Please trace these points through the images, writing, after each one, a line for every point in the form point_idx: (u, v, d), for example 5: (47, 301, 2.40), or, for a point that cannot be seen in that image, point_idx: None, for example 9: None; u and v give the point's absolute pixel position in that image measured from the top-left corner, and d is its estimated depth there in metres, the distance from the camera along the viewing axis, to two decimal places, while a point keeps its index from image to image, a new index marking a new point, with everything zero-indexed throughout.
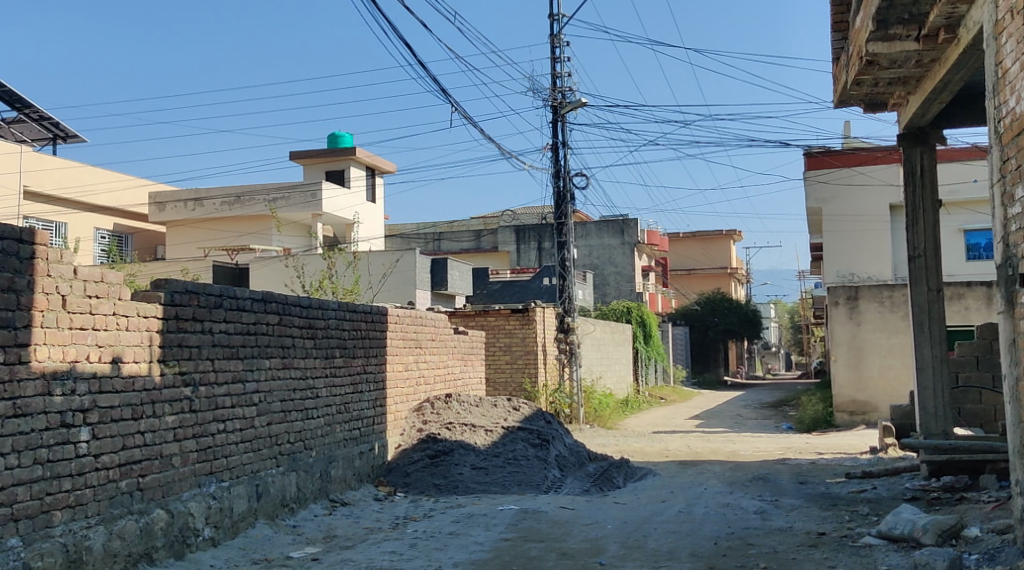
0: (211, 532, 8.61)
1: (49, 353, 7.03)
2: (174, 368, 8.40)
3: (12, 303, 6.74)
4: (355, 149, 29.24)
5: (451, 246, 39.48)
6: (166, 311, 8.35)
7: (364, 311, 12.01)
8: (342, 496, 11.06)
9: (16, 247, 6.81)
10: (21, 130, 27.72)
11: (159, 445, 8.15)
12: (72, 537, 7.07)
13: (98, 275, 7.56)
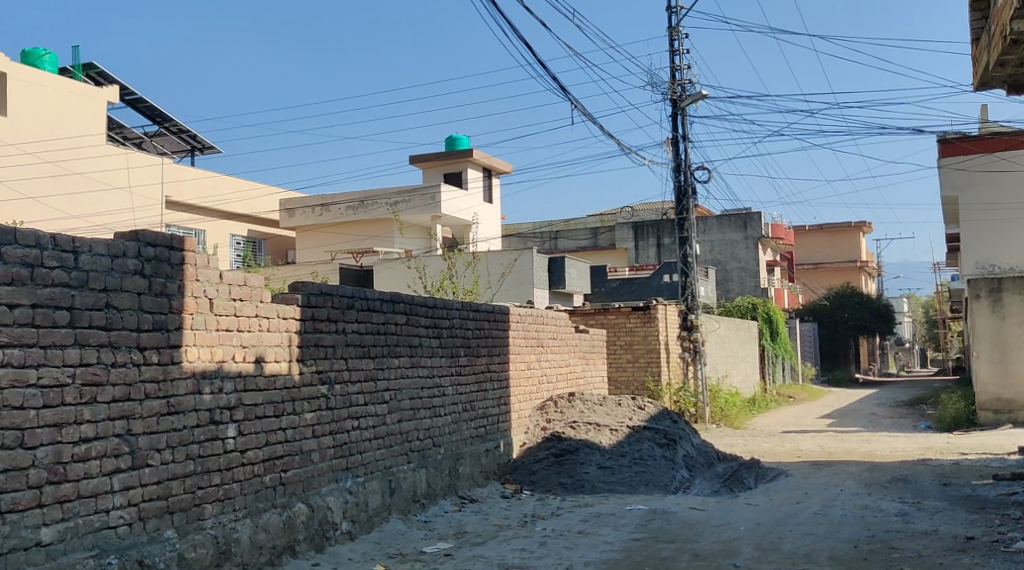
0: (348, 526, 8.84)
1: (198, 354, 7.33)
2: (311, 367, 8.64)
3: (164, 306, 7.03)
4: (472, 149, 29.48)
5: (569, 244, 39.53)
6: (303, 313, 8.61)
7: (486, 310, 12.11)
8: (471, 493, 11.19)
9: (168, 253, 7.09)
10: (162, 143, 29.04)
11: (299, 441, 8.41)
12: (222, 530, 7.35)
13: (241, 278, 7.84)
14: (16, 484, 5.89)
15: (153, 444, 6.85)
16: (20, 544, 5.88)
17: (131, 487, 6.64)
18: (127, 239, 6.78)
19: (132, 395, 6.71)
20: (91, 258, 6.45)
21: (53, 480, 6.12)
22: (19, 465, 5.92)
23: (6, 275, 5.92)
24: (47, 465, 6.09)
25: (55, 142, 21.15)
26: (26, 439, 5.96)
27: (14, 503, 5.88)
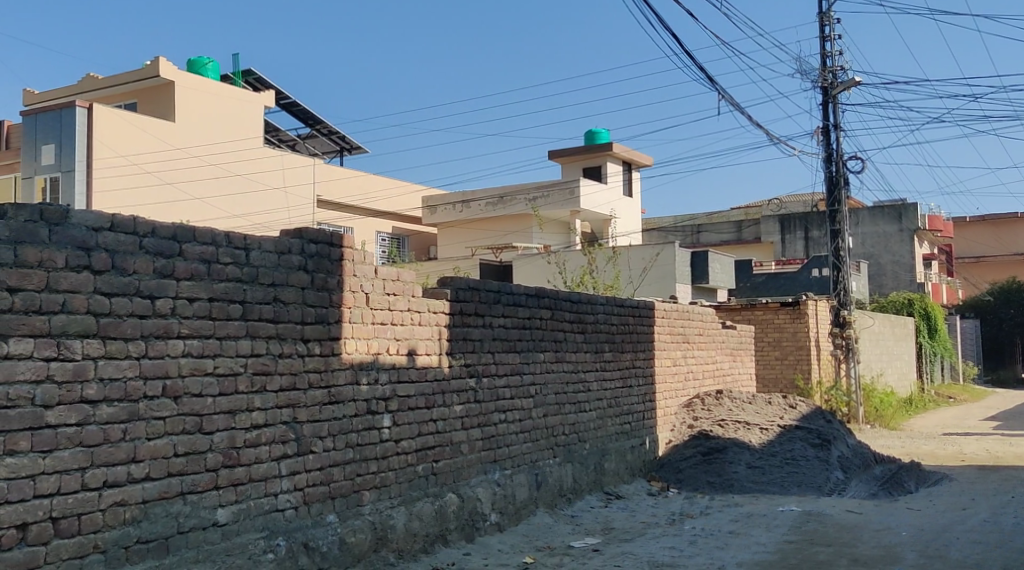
0: (497, 517, 8.97)
1: (356, 346, 7.58)
2: (460, 360, 8.81)
3: (325, 300, 7.30)
4: (612, 144, 29.33)
5: (712, 238, 38.90)
6: (452, 307, 8.77)
7: (631, 305, 12.04)
8: (616, 489, 11.16)
9: (328, 249, 7.36)
10: (314, 145, 30.10)
11: (450, 433, 8.58)
12: (379, 516, 7.58)
13: (396, 273, 8.06)
14: (195, 467, 6.19)
15: (316, 431, 7.13)
16: (199, 524, 6.17)
17: (296, 472, 6.93)
18: (292, 236, 7.08)
19: (297, 385, 7.00)
20: (260, 254, 6.75)
21: (228, 464, 6.42)
22: (198, 449, 6.23)
23: (186, 270, 6.22)
24: (222, 449, 6.39)
25: (219, 144, 22.24)
26: (204, 424, 6.27)
27: (194, 484, 6.18)
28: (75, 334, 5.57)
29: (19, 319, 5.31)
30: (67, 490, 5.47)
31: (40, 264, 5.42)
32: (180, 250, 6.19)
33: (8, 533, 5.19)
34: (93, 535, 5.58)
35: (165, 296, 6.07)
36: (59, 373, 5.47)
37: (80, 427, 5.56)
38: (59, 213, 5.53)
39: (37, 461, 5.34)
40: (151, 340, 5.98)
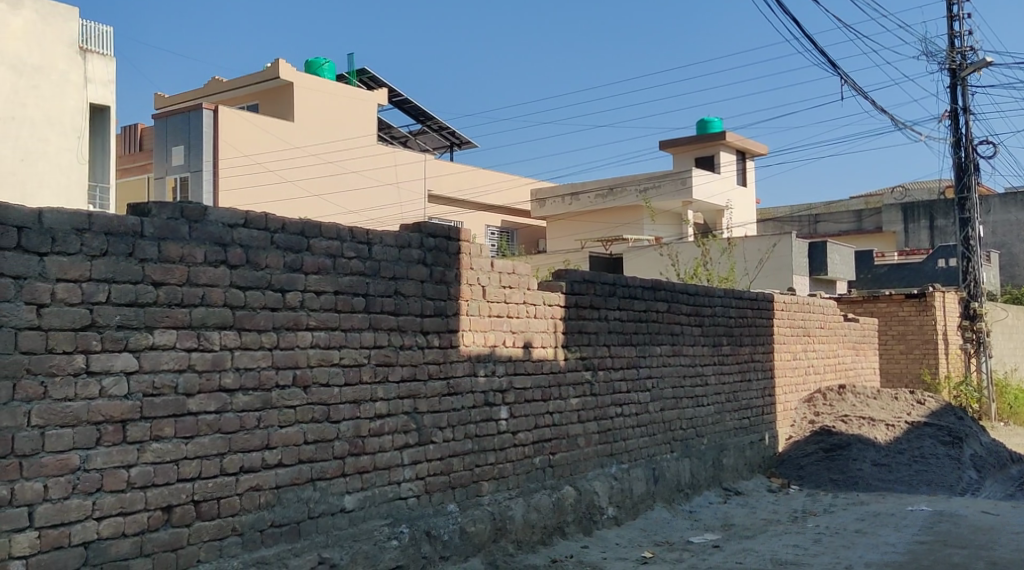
0: (614, 511, 8.95)
1: (474, 339, 7.66)
2: (576, 353, 8.81)
3: (444, 293, 7.39)
4: (725, 133, 28.79)
5: (831, 228, 37.81)
6: (568, 300, 8.77)
7: (749, 298, 11.82)
8: (736, 485, 10.99)
9: (447, 243, 7.45)
10: (425, 140, 30.51)
11: (566, 426, 8.59)
12: (498, 507, 7.65)
13: (511, 266, 8.11)
14: (324, 454, 6.37)
15: (436, 422, 7.25)
16: (328, 510, 6.35)
17: (418, 461, 7.05)
18: (411, 230, 7.19)
19: (417, 376, 7.12)
20: (381, 249, 6.88)
21: (354, 452, 6.58)
22: (327, 437, 6.41)
23: (314, 264, 6.39)
24: (349, 438, 6.55)
25: (335, 143, 22.76)
26: (331, 413, 6.45)
27: (323, 471, 6.35)
28: (213, 326, 5.79)
29: (162, 311, 5.53)
30: (207, 474, 5.69)
31: (181, 259, 5.64)
32: (308, 246, 6.38)
33: (154, 515, 5.41)
34: (231, 518, 5.78)
35: (294, 289, 6.26)
36: (198, 363, 5.68)
37: (218, 415, 5.77)
38: (198, 211, 5.75)
39: (180, 446, 5.56)
40: (281, 332, 6.17)
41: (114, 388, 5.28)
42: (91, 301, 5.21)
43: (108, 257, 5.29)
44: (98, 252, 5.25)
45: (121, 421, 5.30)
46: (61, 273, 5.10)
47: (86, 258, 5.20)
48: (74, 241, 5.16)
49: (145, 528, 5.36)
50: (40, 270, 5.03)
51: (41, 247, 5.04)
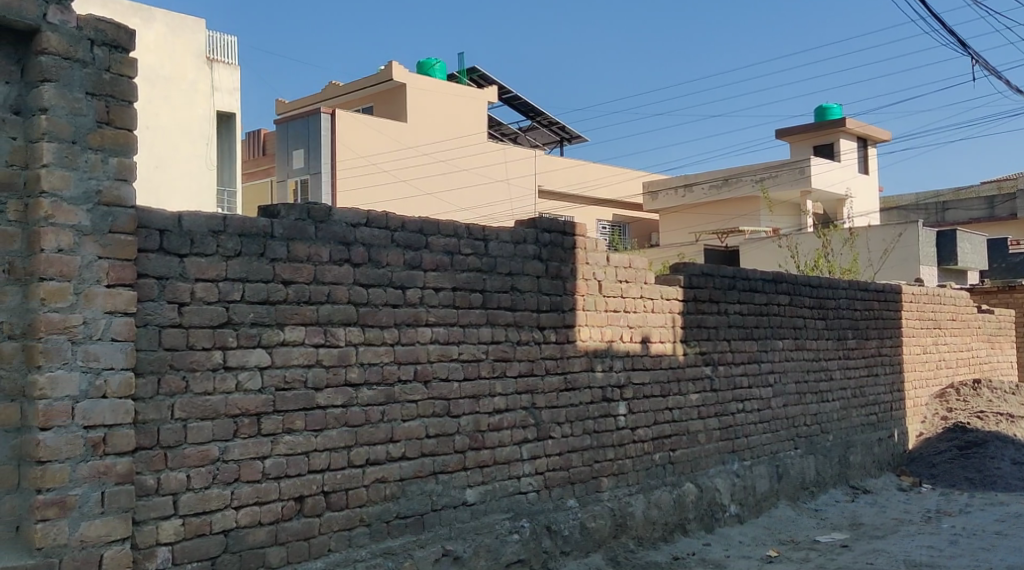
0: (737, 508, 8.78)
1: (591, 334, 7.63)
2: (695, 348, 8.67)
3: (560, 289, 7.38)
4: (845, 119, 27.88)
5: (960, 216, 36.22)
6: (687, 294, 8.65)
7: (876, 289, 11.42)
8: (864, 483, 10.65)
9: (562, 238, 7.44)
10: (535, 136, 30.55)
11: (686, 422, 8.47)
12: (618, 503, 7.60)
13: (628, 260, 8.04)
14: (445, 448, 6.44)
15: (554, 417, 7.24)
16: (450, 503, 6.41)
17: (537, 456, 7.06)
18: (527, 226, 7.20)
19: (535, 371, 7.13)
20: (498, 245, 6.92)
21: (474, 447, 6.63)
22: (447, 431, 6.47)
23: (433, 261, 6.47)
24: (469, 432, 6.61)
25: (448, 141, 23.01)
26: (451, 408, 6.51)
27: (445, 465, 6.42)
28: (339, 323, 5.91)
29: (292, 308, 5.68)
30: (336, 466, 5.82)
31: (308, 258, 5.78)
32: (427, 243, 6.46)
33: (287, 505, 5.56)
34: (359, 509, 5.90)
35: (414, 286, 6.34)
36: (326, 358, 5.82)
37: (344, 408, 5.90)
38: (323, 211, 5.87)
39: (310, 439, 5.70)
40: (403, 328, 6.27)
41: (248, 383, 5.44)
42: (227, 299, 5.38)
43: (242, 258, 5.46)
44: (232, 253, 5.42)
45: (256, 414, 5.46)
46: (199, 273, 5.27)
47: (222, 259, 5.37)
48: (211, 242, 5.33)
49: (279, 518, 5.51)
50: (181, 270, 5.20)
51: (181, 249, 5.21)
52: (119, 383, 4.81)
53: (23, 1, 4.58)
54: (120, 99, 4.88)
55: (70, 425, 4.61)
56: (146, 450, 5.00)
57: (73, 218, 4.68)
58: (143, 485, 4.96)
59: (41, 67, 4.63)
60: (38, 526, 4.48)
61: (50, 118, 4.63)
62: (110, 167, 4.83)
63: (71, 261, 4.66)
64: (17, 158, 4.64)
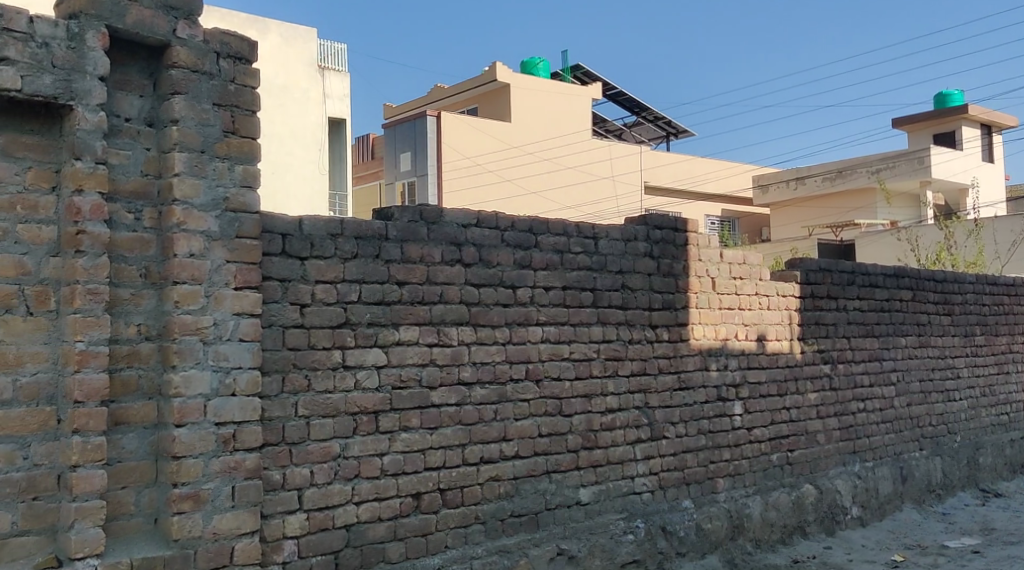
0: (859, 511, 8.54)
1: (704, 332, 7.52)
2: (813, 346, 8.47)
3: (672, 286, 7.30)
4: (967, 105, 26.76)
5: None
6: (804, 290, 8.46)
7: (1006, 283, 10.94)
8: (994, 486, 10.22)
9: (674, 235, 7.36)
10: (641, 132, 30.30)
11: (804, 421, 8.28)
12: (735, 504, 7.48)
13: (742, 256, 7.90)
14: (558, 447, 6.45)
15: (668, 417, 7.17)
16: (564, 502, 6.42)
17: (651, 456, 7.01)
18: (637, 223, 7.15)
19: (647, 370, 7.07)
20: (608, 243, 6.89)
21: (587, 446, 6.62)
22: (560, 431, 6.48)
23: (543, 260, 6.49)
24: (582, 432, 6.60)
25: (554, 140, 23.04)
26: (563, 407, 6.52)
27: (558, 464, 6.43)
28: (452, 322, 5.99)
29: (406, 308, 5.77)
30: (451, 464, 5.89)
31: (421, 259, 5.86)
32: (537, 242, 6.48)
33: (405, 501, 5.65)
34: (474, 507, 5.96)
35: (524, 285, 6.37)
36: (439, 357, 5.90)
37: (458, 407, 5.97)
38: (435, 213, 5.95)
39: (426, 436, 5.79)
40: (514, 327, 6.31)
41: (366, 381, 5.56)
42: (345, 300, 5.50)
43: (359, 259, 5.58)
44: (349, 255, 5.55)
45: (374, 411, 5.58)
46: (320, 275, 5.41)
47: (340, 261, 5.51)
48: (329, 245, 5.46)
49: (398, 514, 5.61)
50: (302, 273, 5.34)
51: (303, 251, 5.35)
52: (246, 381, 4.98)
53: (155, 18, 4.78)
54: (245, 109, 5.06)
55: (202, 421, 4.79)
56: (272, 446, 5.15)
57: (203, 224, 4.86)
58: (269, 480, 5.12)
59: (172, 80, 4.82)
60: (175, 519, 4.66)
61: (181, 128, 4.81)
62: (236, 174, 5.00)
63: (201, 265, 4.84)
64: (151, 168, 4.83)
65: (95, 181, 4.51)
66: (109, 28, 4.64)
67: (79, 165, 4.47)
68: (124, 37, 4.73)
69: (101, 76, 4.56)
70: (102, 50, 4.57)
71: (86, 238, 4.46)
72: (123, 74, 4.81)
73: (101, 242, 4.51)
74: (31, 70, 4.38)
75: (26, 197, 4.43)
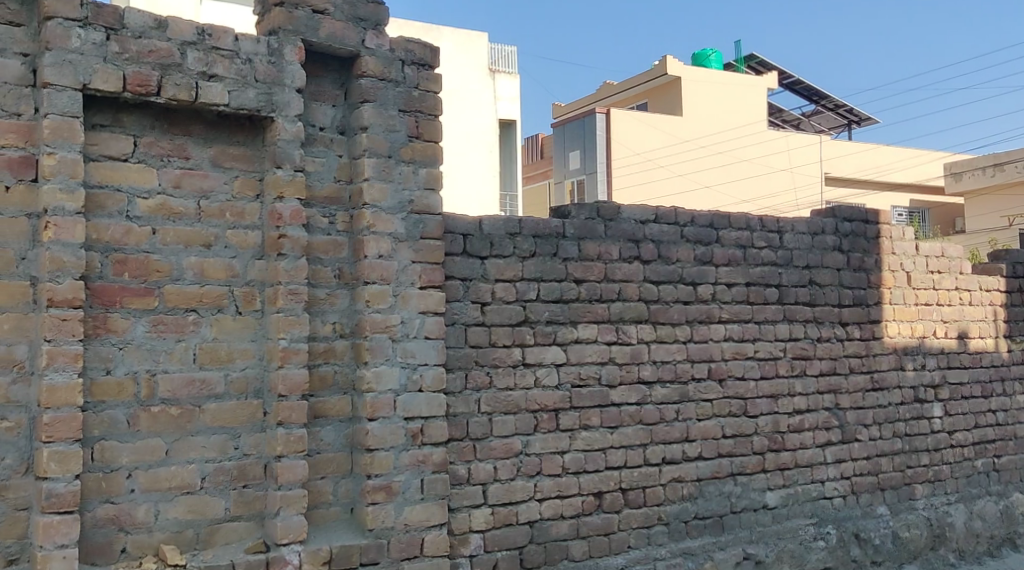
0: None
1: (899, 330, 7.18)
2: (1021, 344, 7.94)
3: (864, 282, 7.00)
4: None
5: None
6: (1010, 284, 7.94)
7: None
8: None
9: (864, 227, 7.06)
10: (820, 121, 29.27)
11: (1012, 426, 7.78)
12: (935, 512, 7.10)
13: (939, 249, 7.49)
14: (743, 449, 6.31)
15: (861, 419, 6.89)
16: (751, 505, 6.27)
17: (843, 460, 6.75)
18: (825, 215, 6.90)
19: (838, 369, 6.82)
20: (794, 237, 6.68)
21: (774, 448, 6.44)
22: (746, 432, 6.33)
23: (724, 256, 6.35)
24: (768, 433, 6.43)
25: (731, 132, 22.52)
26: (749, 408, 6.37)
27: (743, 466, 6.29)
28: (631, 320, 5.95)
29: (584, 307, 5.78)
30: (632, 464, 5.86)
31: (599, 257, 5.86)
32: (718, 237, 6.35)
33: (588, 499, 5.67)
34: (657, 508, 5.91)
35: (705, 282, 6.26)
36: (618, 356, 5.88)
37: (639, 406, 5.93)
38: (612, 209, 5.94)
39: (607, 436, 5.78)
40: (695, 325, 6.21)
41: (546, 379, 5.61)
42: (524, 298, 5.57)
43: (537, 258, 5.64)
44: (528, 254, 5.61)
45: (554, 409, 5.62)
46: (499, 274, 5.50)
47: (519, 260, 5.57)
48: (508, 244, 5.54)
49: (580, 512, 5.63)
50: (483, 272, 5.44)
51: (482, 251, 5.45)
52: (433, 377, 5.11)
53: (345, 29, 4.97)
54: (428, 114, 5.19)
55: (393, 416, 4.96)
56: (458, 441, 5.27)
57: (390, 226, 5.02)
58: (456, 474, 5.24)
59: (361, 89, 5.00)
60: (369, 509, 4.84)
61: (370, 135, 4.98)
62: (420, 177, 5.14)
63: (389, 266, 5.00)
64: (343, 173, 5.04)
65: (294, 188, 4.73)
66: (305, 41, 4.86)
67: (280, 173, 4.71)
68: (318, 49, 4.94)
69: (299, 88, 4.79)
70: (299, 63, 4.80)
71: (287, 242, 4.69)
72: (317, 84, 5.03)
73: (300, 245, 4.74)
74: (237, 85, 4.63)
75: (235, 204, 4.70)
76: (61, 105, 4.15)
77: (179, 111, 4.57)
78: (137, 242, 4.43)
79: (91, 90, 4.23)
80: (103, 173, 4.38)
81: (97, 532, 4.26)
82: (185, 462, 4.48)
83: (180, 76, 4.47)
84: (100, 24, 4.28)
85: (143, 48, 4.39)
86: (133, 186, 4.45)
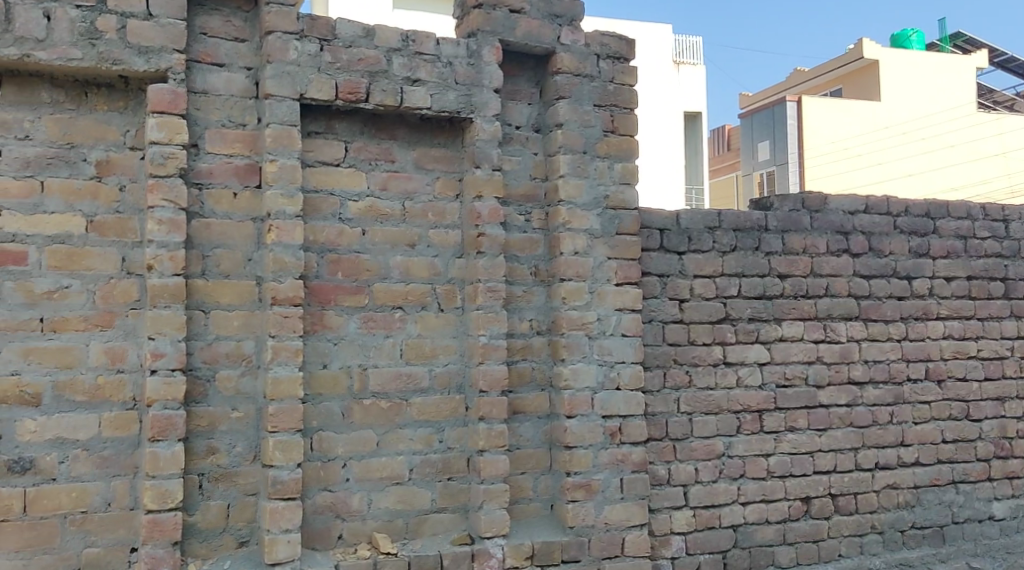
0: None
1: None
2: None
3: None
4: None
5: None
6: None
7: None
8: None
9: None
10: None
11: None
12: None
13: None
14: (966, 455, 5.93)
15: None
16: (975, 516, 5.88)
17: None
18: None
19: None
20: (1021, 226, 6.22)
21: (1001, 455, 6.02)
22: (968, 437, 5.95)
23: (943, 248, 5.99)
24: (993, 439, 6.01)
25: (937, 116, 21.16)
26: (972, 411, 5.97)
27: (966, 474, 5.91)
28: (840, 317, 5.70)
29: (790, 303, 5.58)
30: (843, 468, 5.61)
31: (805, 250, 5.64)
32: (935, 228, 5.99)
33: (794, 505, 5.47)
34: (870, 515, 5.64)
35: (922, 276, 5.92)
36: (828, 355, 5.64)
37: (850, 408, 5.67)
38: (818, 200, 5.69)
39: (815, 438, 5.56)
40: (911, 322, 5.88)
41: (749, 378, 5.45)
42: (724, 295, 5.44)
43: (738, 253, 5.49)
44: (728, 248, 5.47)
45: (758, 410, 5.45)
46: (698, 270, 5.39)
47: (719, 255, 5.44)
48: (707, 239, 5.42)
49: (787, 517, 5.45)
50: (681, 267, 5.35)
51: (680, 246, 5.36)
52: (630, 375, 5.06)
53: (541, 27, 4.99)
54: (623, 108, 5.16)
55: (591, 413, 4.95)
56: (657, 441, 5.21)
57: (586, 223, 5.01)
58: (656, 474, 5.17)
59: (556, 86, 5.02)
60: (570, 506, 4.85)
61: (565, 132, 4.99)
62: (615, 172, 5.10)
63: (585, 263, 4.99)
64: (539, 171, 5.06)
65: (492, 187, 4.80)
66: (502, 41, 4.92)
67: (479, 173, 4.79)
68: (515, 49, 4.99)
69: (496, 88, 4.85)
70: (496, 63, 4.86)
71: (486, 240, 4.76)
72: (513, 84, 5.09)
73: (498, 243, 4.80)
74: (438, 88, 4.74)
75: (437, 204, 4.82)
76: (281, 114, 4.36)
77: (384, 115, 4.73)
78: (349, 242, 4.61)
79: (307, 99, 4.45)
80: (318, 178, 4.58)
81: (317, 519, 4.46)
82: (395, 453, 4.63)
83: (387, 81, 4.62)
84: (314, 36, 4.49)
85: (353, 56, 4.57)
86: (345, 190, 4.63)
